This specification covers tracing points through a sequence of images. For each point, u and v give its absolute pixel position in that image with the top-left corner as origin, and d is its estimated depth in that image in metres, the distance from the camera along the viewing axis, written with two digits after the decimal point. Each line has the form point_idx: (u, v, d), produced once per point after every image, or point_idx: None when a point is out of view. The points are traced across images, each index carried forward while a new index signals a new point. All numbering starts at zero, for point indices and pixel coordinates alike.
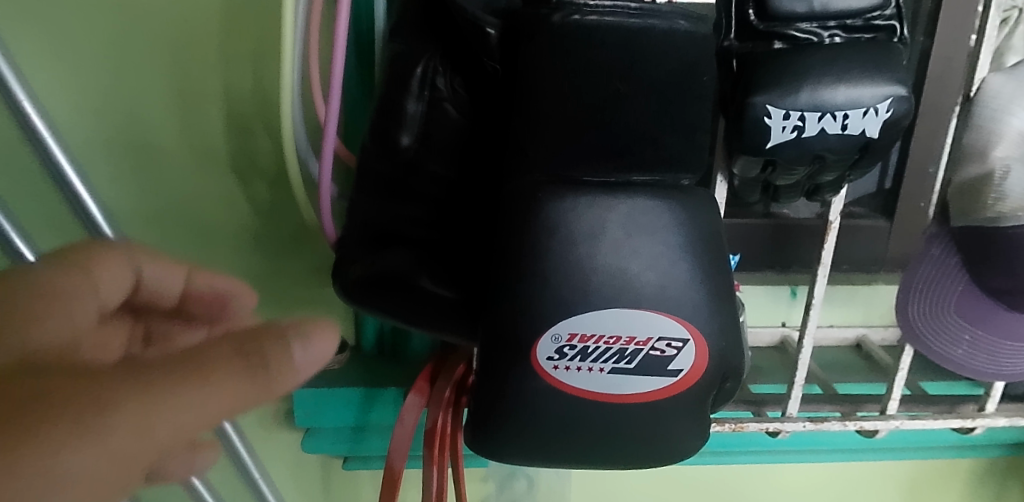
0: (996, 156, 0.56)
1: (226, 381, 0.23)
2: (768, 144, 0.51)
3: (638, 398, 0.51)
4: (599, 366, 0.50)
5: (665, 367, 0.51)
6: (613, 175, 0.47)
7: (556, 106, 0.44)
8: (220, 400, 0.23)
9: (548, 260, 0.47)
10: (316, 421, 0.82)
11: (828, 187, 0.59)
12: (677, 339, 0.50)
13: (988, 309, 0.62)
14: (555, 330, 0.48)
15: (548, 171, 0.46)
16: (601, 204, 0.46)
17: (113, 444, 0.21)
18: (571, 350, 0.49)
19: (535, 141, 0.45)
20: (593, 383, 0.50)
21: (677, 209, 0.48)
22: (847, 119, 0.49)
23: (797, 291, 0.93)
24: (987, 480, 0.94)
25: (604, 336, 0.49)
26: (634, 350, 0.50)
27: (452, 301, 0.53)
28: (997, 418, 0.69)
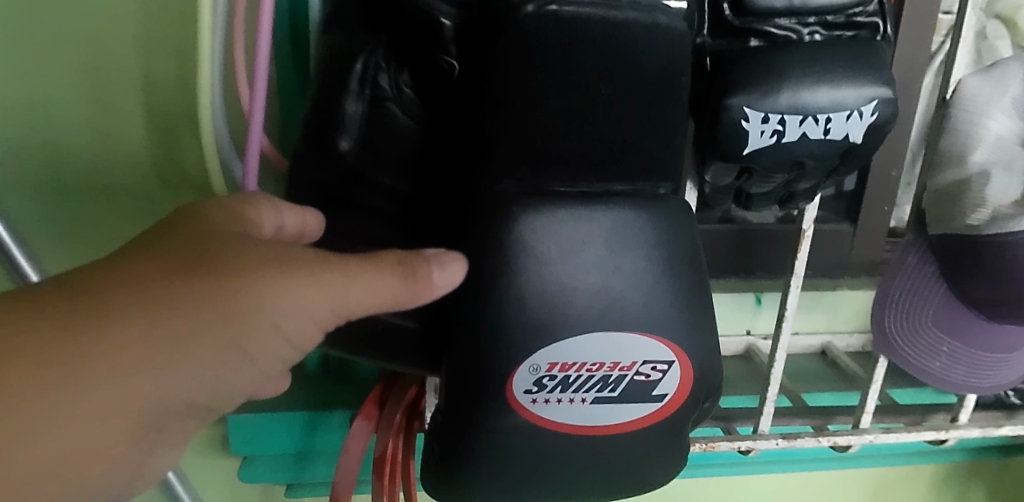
0: (974, 160, 0.54)
1: (382, 280, 0.34)
2: (745, 150, 0.47)
3: (624, 428, 0.46)
4: (581, 396, 0.45)
5: (651, 393, 0.46)
6: (593, 185, 0.42)
7: (526, 112, 0.39)
8: (368, 295, 0.34)
9: (523, 283, 0.41)
10: (254, 448, 0.74)
11: (802, 195, 0.55)
12: (663, 363, 0.45)
13: (964, 320, 0.60)
14: (535, 360, 0.42)
15: (519, 183, 0.41)
16: (581, 217, 0.41)
17: (320, 297, 0.32)
18: (551, 381, 0.43)
19: (504, 151, 0.39)
20: (574, 416, 0.45)
21: (661, 221, 0.43)
22: (830, 123, 0.45)
23: (762, 298, 0.88)
24: (949, 485, 0.94)
25: (586, 363, 0.44)
26: (618, 376, 0.45)
27: (415, 333, 0.47)
28: (971, 429, 0.67)
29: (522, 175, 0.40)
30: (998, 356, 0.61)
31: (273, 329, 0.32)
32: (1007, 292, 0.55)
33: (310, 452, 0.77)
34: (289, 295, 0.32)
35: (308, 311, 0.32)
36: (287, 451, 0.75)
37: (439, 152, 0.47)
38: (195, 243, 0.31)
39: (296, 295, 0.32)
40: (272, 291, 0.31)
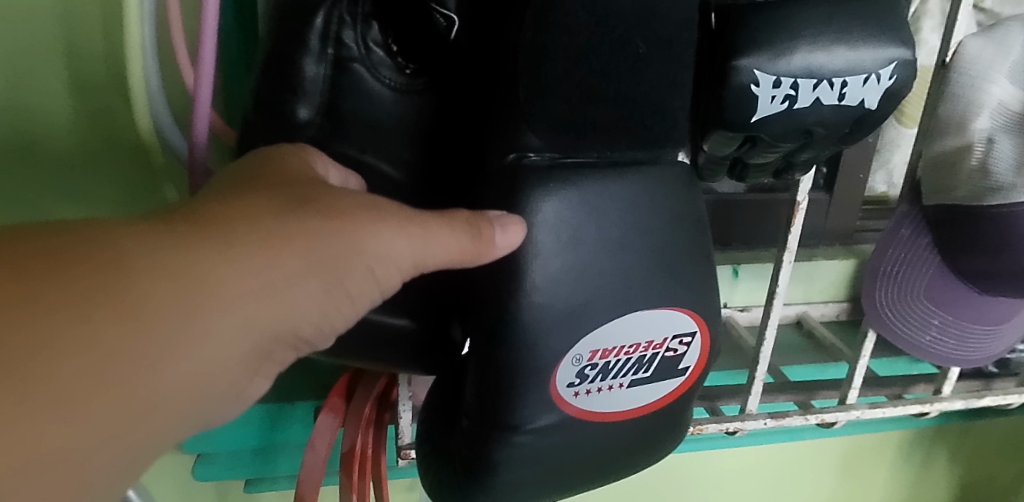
0: (977, 128, 0.53)
1: (457, 233, 0.32)
2: (754, 117, 0.43)
3: (656, 407, 0.44)
4: (620, 381, 0.42)
5: (679, 370, 0.44)
6: (616, 154, 0.38)
7: (547, 78, 0.35)
8: (446, 247, 0.32)
9: (543, 266, 0.37)
10: (209, 446, 0.67)
11: (800, 165, 0.51)
12: (691, 336, 0.43)
13: (958, 293, 0.59)
14: (580, 348, 0.39)
15: (543, 155, 0.37)
16: (608, 187, 0.38)
17: (405, 247, 0.31)
18: (592, 370, 0.40)
19: (524, 121, 0.36)
20: (614, 403, 0.42)
21: (681, 189, 0.40)
22: (846, 87, 0.42)
23: (740, 270, 0.80)
24: (914, 449, 0.96)
25: (627, 345, 0.41)
26: (651, 356, 0.42)
27: (411, 336, 0.42)
28: (955, 401, 0.66)
29: (548, 146, 0.37)
30: (987, 327, 0.60)
31: (362, 275, 0.30)
32: (1008, 264, 0.54)
33: (269, 448, 0.70)
34: (377, 242, 0.29)
35: (390, 259, 0.30)
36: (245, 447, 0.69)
37: (429, 117, 0.44)
38: (288, 184, 0.29)
39: (386, 239, 0.30)
40: (369, 236, 0.29)
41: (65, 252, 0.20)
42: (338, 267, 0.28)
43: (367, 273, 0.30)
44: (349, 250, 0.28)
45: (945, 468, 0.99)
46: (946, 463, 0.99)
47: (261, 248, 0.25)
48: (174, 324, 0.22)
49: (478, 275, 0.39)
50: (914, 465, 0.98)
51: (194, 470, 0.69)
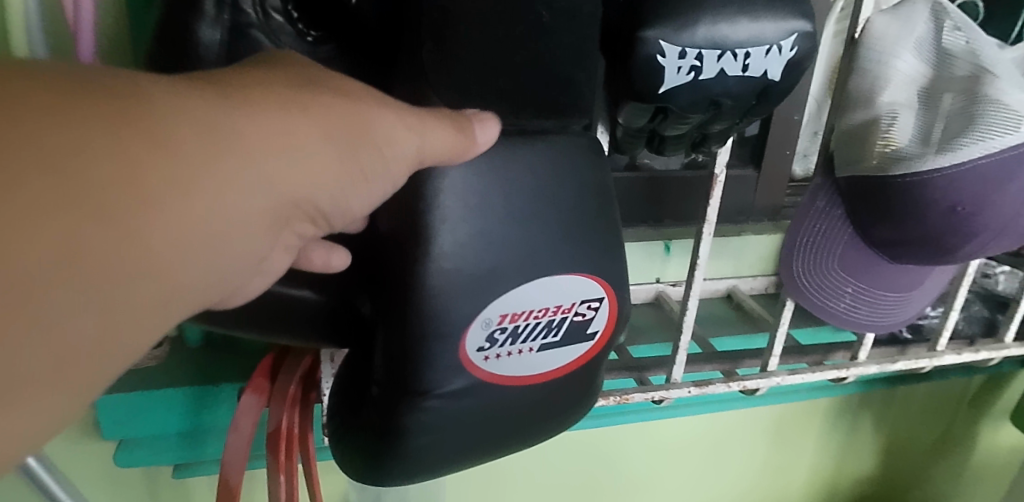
0: (883, 101, 0.55)
1: (446, 126, 0.33)
2: (661, 89, 0.43)
3: (567, 373, 0.44)
4: (530, 345, 0.42)
5: (592, 334, 0.44)
6: (526, 123, 0.38)
7: (451, 46, 0.34)
8: (441, 139, 0.33)
9: (449, 233, 0.37)
10: (131, 430, 0.64)
11: (716, 136, 0.52)
12: (604, 301, 0.43)
13: (868, 262, 0.61)
14: (488, 312, 0.39)
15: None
16: (523, 156, 0.38)
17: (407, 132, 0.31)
18: (503, 334, 0.40)
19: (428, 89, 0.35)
20: (525, 368, 0.42)
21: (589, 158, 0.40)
22: (749, 58, 0.42)
23: (672, 246, 0.83)
24: (842, 415, 1.00)
25: (537, 309, 0.41)
26: (561, 319, 0.42)
27: (313, 311, 0.42)
28: (869, 366, 0.69)
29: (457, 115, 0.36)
30: (897, 294, 0.63)
31: (370, 157, 0.30)
32: (912, 233, 0.56)
33: (193, 432, 0.67)
34: (382, 125, 0.30)
35: (394, 142, 0.31)
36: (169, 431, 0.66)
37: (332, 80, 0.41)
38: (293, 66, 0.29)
39: (390, 124, 0.30)
40: (374, 120, 0.30)
41: (101, 89, 0.21)
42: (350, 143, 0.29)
43: (377, 155, 0.30)
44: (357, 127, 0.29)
45: (871, 432, 1.04)
46: (871, 427, 1.03)
47: (275, 113, 0.26)
48: (202, 163, 0.23)
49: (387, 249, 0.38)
50: (842, 431, 1.02)
51: (117, 453, 0.66)
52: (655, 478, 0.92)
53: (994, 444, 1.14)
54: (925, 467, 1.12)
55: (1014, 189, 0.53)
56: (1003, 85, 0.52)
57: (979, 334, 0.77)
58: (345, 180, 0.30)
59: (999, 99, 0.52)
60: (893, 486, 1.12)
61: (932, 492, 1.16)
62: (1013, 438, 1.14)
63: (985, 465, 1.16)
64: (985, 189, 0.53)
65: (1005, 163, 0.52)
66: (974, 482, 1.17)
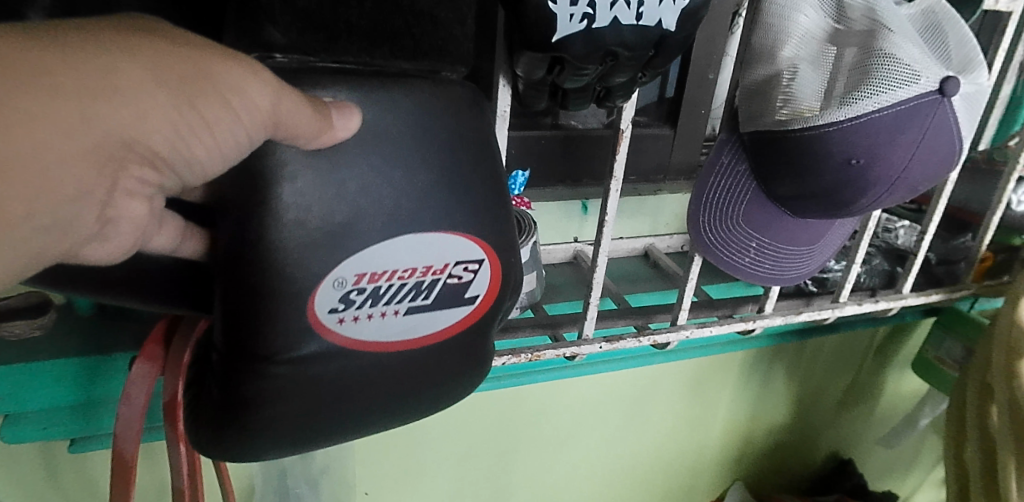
0: (785, 56, 0.54)
1: (307, 105, 0.31)
2: (554, 37, 0.40)
3: (436, 338, 0.43)
4: (394, 307, 0.40)
5: (464, 298, 0.43)
6: (385, 65, 0.36)
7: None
8: (301, 117, 0.31)
9: (313, 186, 0.34)
10: (14, 405, 0.58)
11: (619, 89, 0.50)
12: (479, 264, 0.43)
13: (772, 217, 0.62)
14: (342, 272, 0.37)
15: (299, 59, 0.34)
16: (387, 95, 0.35)
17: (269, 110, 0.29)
18: (360, 295, 0.39)
19: (268, 16, 0.33)
20: (386, 331, 0.41)
21: (462, 105, 0.38)
22: (642, 6, 0.41)
23: (589, 205, 0.81)
24: (756, 365, 1.04)
25: (401, 270, 0.39)
26: (430, 281, 0.41)
27: (177, 267, 0.40)
28: (774, 318, 0.71)
29: (305, 50, 0.34)
30: (799, 248, 0.65)
31: (228, 128, 0.29)
32: (809, 187, 0.57)
33: (86, 404, 0.62)
34: (244, 101, 0.28)
35: (251, 116, 0.29)
36: (59, 403, 0.60)
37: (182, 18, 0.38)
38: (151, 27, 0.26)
39: (256, 101, 0.28)
40: (231, 77, 0.27)
41: None
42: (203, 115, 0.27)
43: (237, 128, 0.29)
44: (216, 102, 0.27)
45: (784, 382, 1.09)
46: (784, 376, 1.08)
47: (102, 57, 0.24)
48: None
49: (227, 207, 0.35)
50: (756, 380, 1.06)
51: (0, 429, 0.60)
52: (579, 432, 0.94)
53: (897, 391, 1.21)
54: (835, 414, 1.18)
55: (903, 142, 0.55)
56: (896, 39, 0.53)
57: (879, 286, 0.80)
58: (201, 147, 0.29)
59: (893, 53, 0.53)
60: (804, 433, 1.18)
61: (842, 438, 1.22)
62: (914, 385, 1.22)
63: (890, 411, 1.23)
64: (876, 142, 0.54)
65: (895, 117, 0.54)
66: (879, 427, 1.25)
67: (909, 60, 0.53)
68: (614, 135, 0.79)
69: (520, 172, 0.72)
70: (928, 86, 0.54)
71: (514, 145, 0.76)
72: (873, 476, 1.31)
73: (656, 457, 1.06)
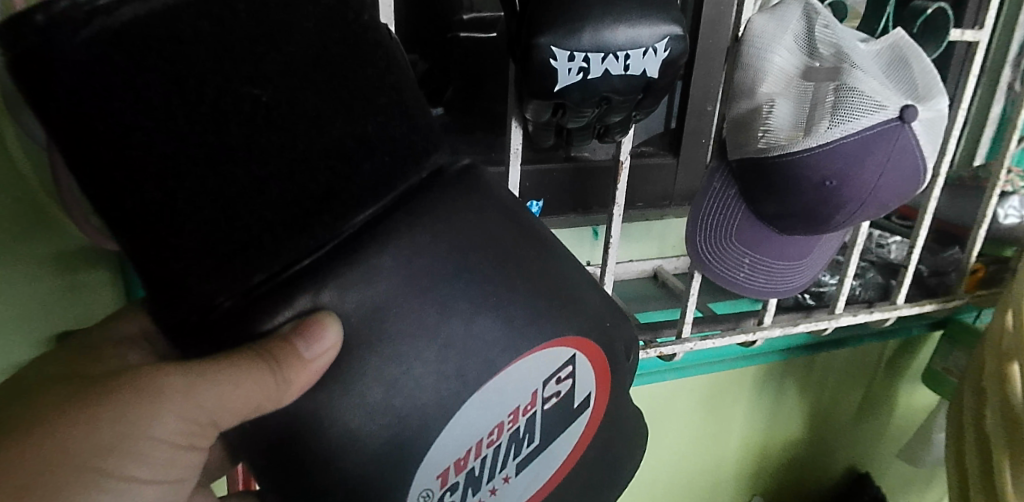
0: (763, 92, 0.62)
1: (252, 373, 0.31)
2: (556, 87, 0.48)
3: (567, 462, 0.41)
4: (503, 475, 0.38)
5: (572, 404, 0.40)
6: (340, 229, 0.32)
7: (183, 216, 0.29)
8: (248, 395, 0.31)
9: None
10: None
11: (616, 127, 0.58)
12: (564, 367, 0.38)
13: (761, 235, 0.69)
14: (420, 489, 0.35)
15: (258, 292, 0.31)
16: (384, 256, 0.33)
17: (193, 410, 0.32)
18: (453, 493, 0.36)
19: (194, 275, 0.30)
20: (509, 496, 0.39)
21: (459, 204, 0.36)
22: (628, 59, 0.48)
23: (599, 231, 0.89)
24: (768, 380, 1.09)
25: (481, 440, 0.36)
26: (525, 423, 0.38)
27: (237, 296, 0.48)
28: (773, 328, 0.77)
29: (252, 285, 0.31)
30: (789, 262, 0.71)
31: (173, 438, 0.33)
32: (791, 206, 0.65)
33: None
34: (152, 425, 0.32)
35: (178, 427, 0.33)
36: None
37: None
38: (62, 417, 0.31)
39: (160, 420, 0.32)
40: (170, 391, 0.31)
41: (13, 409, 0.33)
42: (121, 457, 0.32)
43: (187, 435, 0.34)
44: (121, 444, 0.32)
45: (796, 397, 1.13)
46: (795, 390, 1.12)
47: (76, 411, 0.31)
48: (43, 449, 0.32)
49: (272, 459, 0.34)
50: (768, 395, 1.11)
51: None
52: None
53: (911, 404, 1.24)
54: (850, 428, 1.21)
55: (871, 164, 0.61)
56: (859, 74, 0.60)
57: (875, 298, 0.85)
58: (171, 450, 0.34)
59: (854, 85, 0.60)
60: (820, 447, 1.21)
61: (858, 453, 1.25)
62: (927, 397, 1.24)
63: (904, 425, 1.26)
64: (846, 165, 0.61)
65: (861, 142, 0.61)
66: (895, 441, 1.27)
67: (870, 91, 0.60)
68: (614, 165, 0.86)
69: (534, 202, 0.79)
70: (890, 114, 0.61)
71: (527, 178, 0.84)
72: (892, 490, 1.33)
73: (675, 471, 1.09)
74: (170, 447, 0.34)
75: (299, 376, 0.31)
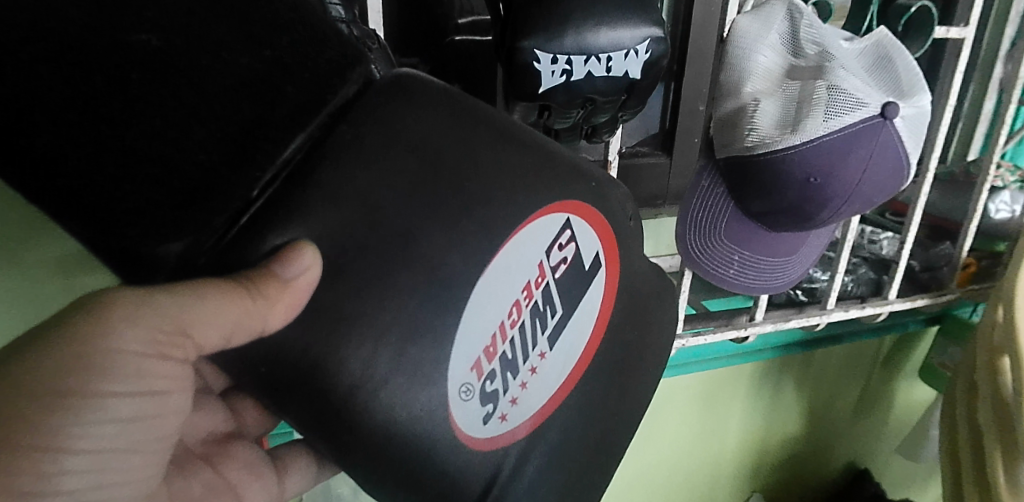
0: (746, 91, 0.63)
1: (232, 292, 0.30)
2: (540, 89, 0.50)
3: (597, 329, 0.44)
4: (539, 352, 0.40)
5: (581, 266, 0.42)
6: (282, 153, 0.33)
7: (121, 183, 0.28)
8: (229, 312, 0.30)
9: None
10: None
11: (603, 127, 0.59)
12: (562, 232, 0.41)
13: (749, 232, 0.70)
14: (460, 382, 0.35)
15: (227, 240, 0.31)
16: (340, 172, 0.33)
17: (160, 321, 0.29)
18: (490, 384, 0.37)
19: (154, 236, 0.29)
20: (549, 383, 0.41)
21: (403, 105, 0.36)
22: (611, 61, 0.49)
23: None
24: (765, 377, 1.09)
25: (503, 322, 0.37)
26: (542, 296, 0.40)
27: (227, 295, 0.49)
28: (764, 324, 0.78)
29: (213, 231, 0.31)
30: (779, 259, 0.72)
31: (142, 358, 0.30)
32: (777, 203, 0.66)
33: None
34: (115, 339, 0.29)
35: (146, 344, 0.30)
36: None
37: None
38: (17, 351, 0.27)
39: (126, 336, 0.29)
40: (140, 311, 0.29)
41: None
42: (88, 380, 0.28)
43: (157, 354, 0.31)
44: (87, 364, 0.28)
45: (794, 393, 1.13)
46: (793, 387, 1.13)
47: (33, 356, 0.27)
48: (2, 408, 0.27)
49: (303, 398, 0.32)
50: (766, 392, 1.11)
51: None
52: None
53: (910, 399, 1.24)
54: (849, 424, 1.22)
55: (854, 161, 0.62)
56: (842, 73, 0.61)
57: (867, 294, 0.86)
58: (146, 372, 0.30)
59: (838, 84, 0.61)
60: (819, 443, 1.22)
61: (857, 448, 1.25)
62: (925, 393, 1.25)
63: (903, 421, 1.26)
64: (829, 161, 0.62)
65: (844, 139, 0.62)
66: (893, 437, 1.27)
67: (853, 89, 0.61)
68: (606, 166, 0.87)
69: None
70: (872, 111, 0.62)
71: None
72: (891, 486, 1.33)
73: (673, 468, 1.10)
74: (142, 368, 0.30)
75: (279, 293, 0.30)
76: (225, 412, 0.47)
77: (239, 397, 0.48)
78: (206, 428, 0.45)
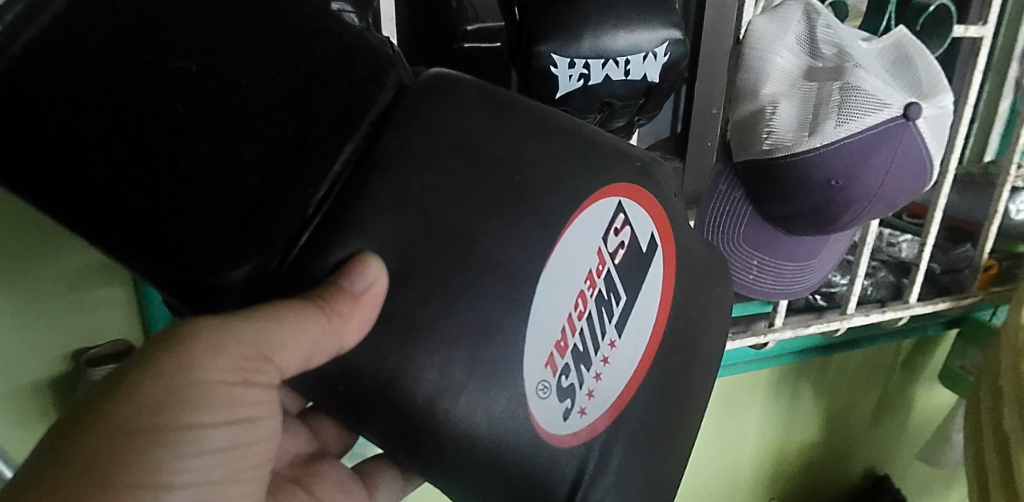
0: (766, 92, 0.62)
1: (307, 313, 0.29)
2: (557, 94, 0.49)
3: (662, 313, 0.43)
4: (610, 339, 0.40)
5: (638, 248, 0.42)
6: (332, 167, 0.31)
7: (180, 214, 0.27)
8: (304, 335, 0.29)
9: None
10: None
11: (619, 132, 0.58)
12: (616, 215, 0.40)
13: (770, 235, 0.70)
14: (538, 380, 0.35)
15: (289, 262, 0.30)
16: (391, 178, 0.31)
17: (242, 349, 0.28)
18: (565, 380, 0.37)
19: (217, 265, 0.27)
20: (620, 377, 0.40)
21: (444, 104, 0.34)
22: (629, 64, 0.49)
23: None
24: (783, 383, 1.07)
25: (571, 313, 0.37)
26: (605, 284, 0.40)
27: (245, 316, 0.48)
28: (785, 330, 0.76)
29: (275, 252, 0.29)
30: (798, 263, 0.71)
31: (228, 387, 0.29)
32: (801, 208, 0.65)
33: None
34: (201, 370, 0.28)
35: (230, 373, 0.29)
36: None
37: None
38: (108, 392, 0.27)
39: (209, 363, 0.28)
40: (217, 342, 0.28)
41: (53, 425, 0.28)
42: (176, 412, 0.28)
43: (242, 383, 0.30)
44: (175, 396, 0.28)
45: (811, 400, 1.12)
46: (811, 392, 1.11)
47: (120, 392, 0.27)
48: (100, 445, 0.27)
49: (384, 412, 0.31)
50: (783, 399, 1.09)
51: None
52: None
53: (932, 404, 1.22)
54: (869, 429, 1.20)
55: (876, 161, 0.61)
56: (863, 73, 0.60)
57: (887, 298, 0.84)
58: (233, 400, 0.30)
59: (858, 85, 0.60)
60: (837, 450, 1.20)
61: (877, 454, 1.23)
62: (947, 397, 1.23)
63: (924, 425, 1.24)
64: (851, 165, 0.61)
65: (867, 140, 0.61)
66: (914, 442, 1.25)
67: (873, 90, 0.60)
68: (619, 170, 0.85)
69: None
70: (894, 112, 0.61)
71: None
72: (912, 492, 1.31)
73: (688, 477, 1.08)
74: (228, 397, 0.30)
75: (351, 307, 0.29)
76: (309, 432, 0.47)
77: (317, 416, 0.48)
78: (294, 450, 0.45)
